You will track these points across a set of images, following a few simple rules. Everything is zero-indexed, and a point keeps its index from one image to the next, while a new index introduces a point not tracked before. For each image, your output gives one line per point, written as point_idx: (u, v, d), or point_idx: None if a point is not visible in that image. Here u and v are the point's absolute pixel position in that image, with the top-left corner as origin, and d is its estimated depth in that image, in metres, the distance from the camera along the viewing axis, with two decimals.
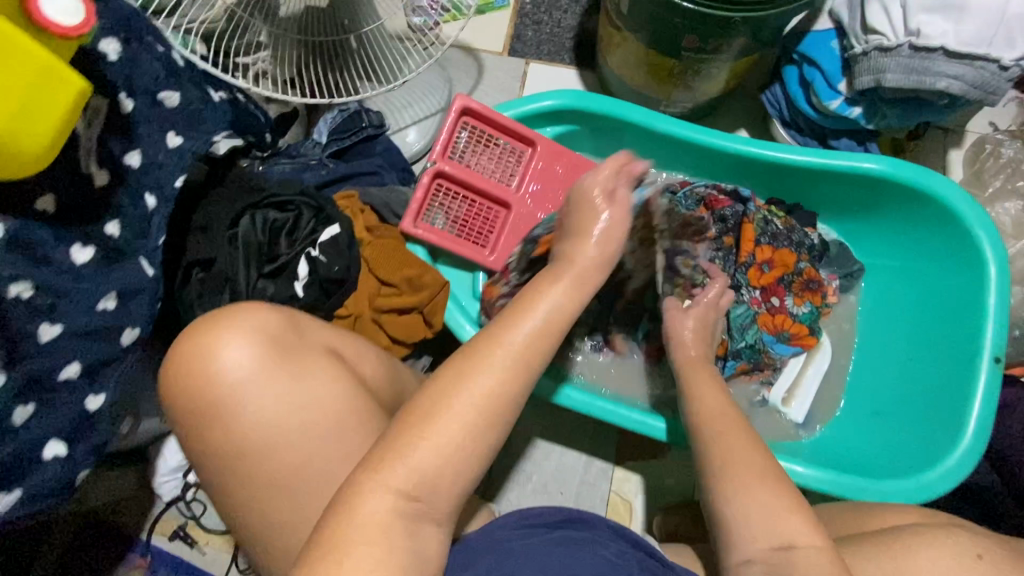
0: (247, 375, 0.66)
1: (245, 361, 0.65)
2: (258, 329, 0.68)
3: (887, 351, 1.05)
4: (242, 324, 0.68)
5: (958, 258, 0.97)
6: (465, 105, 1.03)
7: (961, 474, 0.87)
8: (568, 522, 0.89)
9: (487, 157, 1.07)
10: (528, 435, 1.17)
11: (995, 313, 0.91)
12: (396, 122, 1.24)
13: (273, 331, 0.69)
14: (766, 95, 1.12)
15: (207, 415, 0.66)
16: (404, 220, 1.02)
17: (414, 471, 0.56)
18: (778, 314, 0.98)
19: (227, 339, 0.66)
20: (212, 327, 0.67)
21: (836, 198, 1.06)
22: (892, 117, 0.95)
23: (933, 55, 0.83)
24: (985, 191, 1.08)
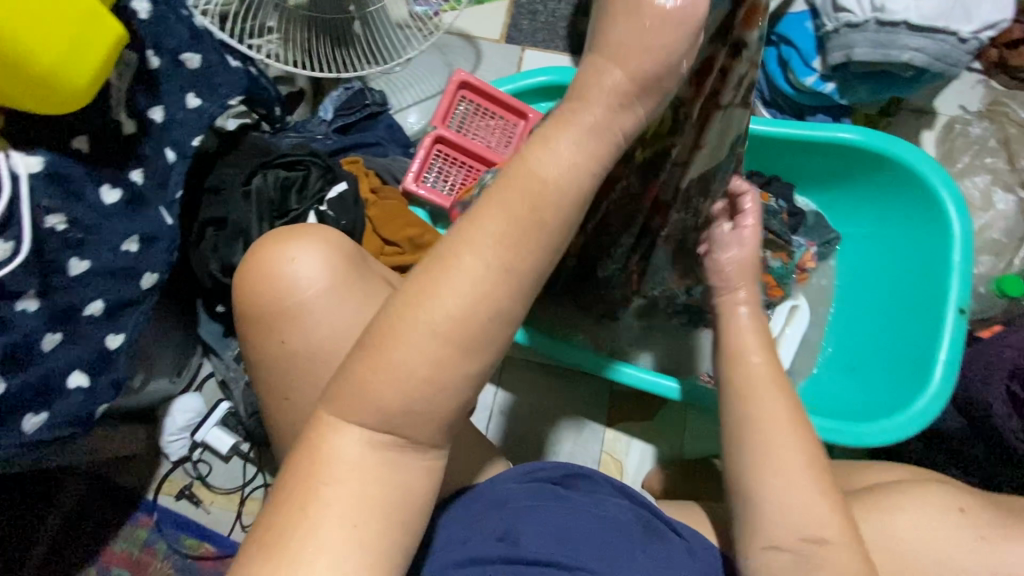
0: (315, 286, 0.69)
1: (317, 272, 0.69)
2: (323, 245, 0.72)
3: (862, 314, 1.05)
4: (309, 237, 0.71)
5: (926, 219, 0.98)
6: (463, 77, 1.04)
7: (925, 421, 0.84)
8: (572, 478, 0.79)
9: (485, 129, 1.07)
10: (525, 400, 1.19)
11: (960, 264, 0.92)
12: (398, 102, 1.33)
13: (339, 248, 0.72)
14: (748, 77, 1.23)
15: (281, 322, 0.69)
16: (405, 179, 1.01)
17: (407, 390, 0.46)
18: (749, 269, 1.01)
19: (300, 252, 0.70)
20: (281, 238, 0.71)
21: (810, 169, 1.09)
22: (861, 90, 1.05)
23: (897, 29, 0.93)
24: (955, 165, 1.24)
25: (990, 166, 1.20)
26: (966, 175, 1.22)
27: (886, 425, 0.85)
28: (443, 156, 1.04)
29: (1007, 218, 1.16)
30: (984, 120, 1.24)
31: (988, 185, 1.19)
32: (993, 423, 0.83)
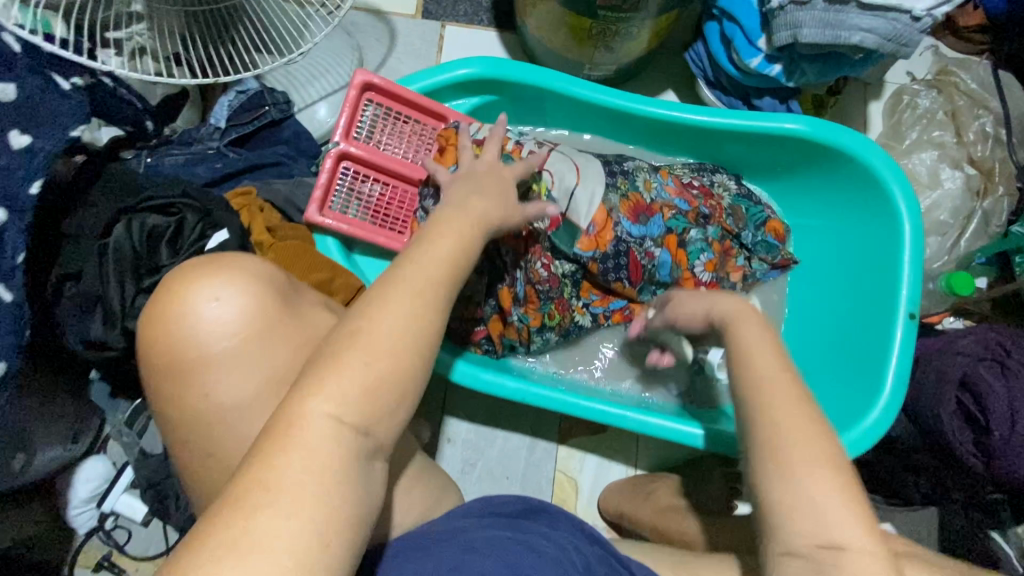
0: (228, 334, 0.58)
1: (230, 314, 0.58)
2: (256, 274, 0.62)
3: (812, 313, 1.01)
4: (237, 266, 0.61)
5: (875, 214, 0.93)
6: (367, 80, 0.89)
7: (872, 436, 0.83)
8: (531, 513, 0.74)
9: (397, 137, 0.94)
10: (473, 424, 1.12)
11: (910, 266, 0.88)
12: (301, 98, 1.13)
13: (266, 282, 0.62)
14: (690, 53, 1.12)
15: (181, 371, 0.57)
16: (308, 208, 0.86)
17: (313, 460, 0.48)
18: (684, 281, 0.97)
19: (213, 288, 0.58)
20: (193, 273, 0.59)
21: (758, 158, 1.02)
22: (810, 73, 0.96)
23: (847, 8, 0.84)
24: (903, 142, 1.18)
25: (937, 141, 1.16)
26: (913, 150, 1.17)
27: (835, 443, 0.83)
28: (353, 175, 0.91)
29: (954, 197, 1.12)
30: (933, 89, 1.18)
31: (935, 161, 1.15)
32: (945, 438, 0.81)
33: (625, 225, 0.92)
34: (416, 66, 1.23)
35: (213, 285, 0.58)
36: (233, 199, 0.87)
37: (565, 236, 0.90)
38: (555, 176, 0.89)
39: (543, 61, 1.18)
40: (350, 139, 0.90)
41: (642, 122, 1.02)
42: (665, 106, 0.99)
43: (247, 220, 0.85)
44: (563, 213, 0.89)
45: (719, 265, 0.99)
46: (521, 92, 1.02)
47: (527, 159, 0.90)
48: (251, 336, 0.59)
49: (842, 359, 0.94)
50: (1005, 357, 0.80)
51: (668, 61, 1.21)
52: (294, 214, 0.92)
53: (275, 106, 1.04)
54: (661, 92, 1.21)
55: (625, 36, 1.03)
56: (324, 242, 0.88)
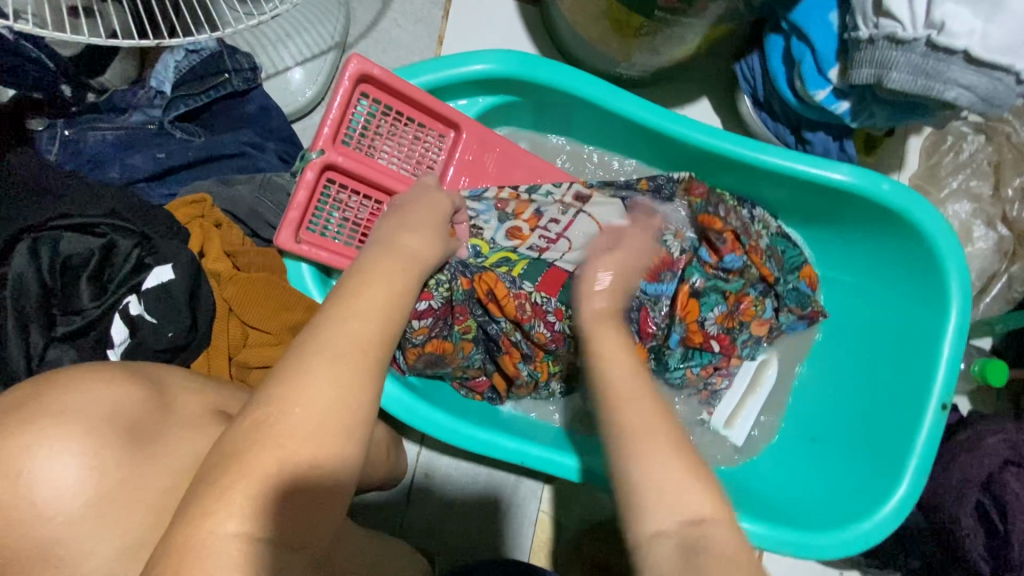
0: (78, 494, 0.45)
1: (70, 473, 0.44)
2: (107, 408, 0.48)
3: (830, 377, 0.93)
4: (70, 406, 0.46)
5: (920, 285, 0.85)
6: (363, 70, 0.72)
7: (886, 529, 0.78)
8: None
9: (396, 143, 0.78)
10: (454, 457, 1.02)
11: (950, 353, 0.81)
12: (272, 64, 0.93)
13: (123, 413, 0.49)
14: (742, 65, 0.98)
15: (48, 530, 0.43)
16: (280, 232, 0.69)
17: None
18: (699, 334, 0.86)
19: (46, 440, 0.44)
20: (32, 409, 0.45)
21: (799, 201, 0.90)
22: (879, 116, 0.83)
23: (951, 58, 0.70)
24: (941, 190, 1.09)
25: (974, 193, 1.07)
26: (948, 200, 1.09)
27: (845, 535, 0.78)
28: (337, 189, 0.74)
29: (983, 257, 1.06)
30: (981, 134, 1.08)
31: (969, 215, 1.07)
32: (959, 538, 0.79)
33: (642, 286, 0.80)
34: (415, 31, 1.01)
35: (38, 436, 0.44)
36: (181, 208, 0.69)
37: (570, 294, 0.79)
38: (572, 242, 0.81)
39: (570, 47, 0.99)
40: (336, 145, 0.73)
41: (677, 147, 0.88)
42: (711, 133, 0.84)
43: (199, 240, 0.68)
44: (571, 271, 0.80)
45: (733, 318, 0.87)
46: (547, 95, 0.85)
47: (545, 228, 0.81)
48: (102, 494, 0.46)
49: (858, 434, 0.87)
50: None
51: (709, 65, 1.06)
52: (260, 229, 0.74)
53: (236, 74, 0.82)
54: (697, 100, 1.06)
55: (676, 40, 0.86)
56: (295, 268, 0.71)
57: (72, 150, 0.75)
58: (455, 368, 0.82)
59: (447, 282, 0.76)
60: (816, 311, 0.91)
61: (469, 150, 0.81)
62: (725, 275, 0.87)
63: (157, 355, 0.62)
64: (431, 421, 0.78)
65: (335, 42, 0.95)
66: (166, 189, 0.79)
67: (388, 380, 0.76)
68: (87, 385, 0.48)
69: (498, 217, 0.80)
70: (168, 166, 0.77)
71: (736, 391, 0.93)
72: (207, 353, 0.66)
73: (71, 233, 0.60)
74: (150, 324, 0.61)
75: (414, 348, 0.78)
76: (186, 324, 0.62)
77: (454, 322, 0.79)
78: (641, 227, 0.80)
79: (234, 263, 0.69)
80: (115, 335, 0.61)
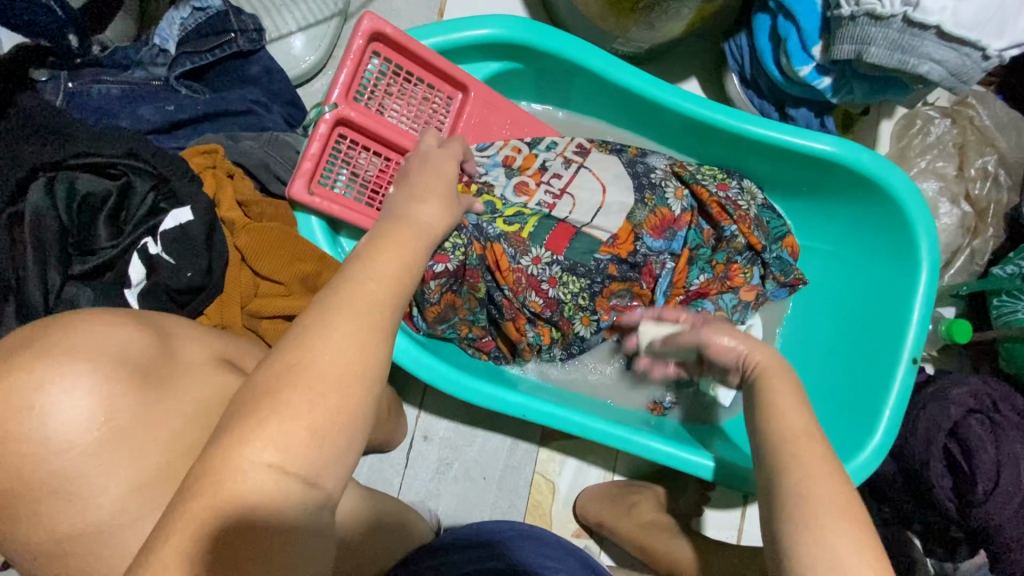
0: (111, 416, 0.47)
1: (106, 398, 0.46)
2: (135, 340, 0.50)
3: (809, 339, 0.99)
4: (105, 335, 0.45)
5: (894, 251, 0.91)
6: (376, 27, 0.73)
7: (864, 473, 0.83)
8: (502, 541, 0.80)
9: (405, 102, 0.80)
10: (453, 422, 1.04)
11: (922, 312, 0.87)
12: (275, 28, 0.94)
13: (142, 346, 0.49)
14: (729, 44, 1.03)
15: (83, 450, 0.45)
16: (294, 182, 0.70)
17: None
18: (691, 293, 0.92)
19: (76, 363, 0.46)
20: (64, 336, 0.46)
21: (782, 173, 0.96)
22: (858, 91, 0.89)
23: (925, 34, 0.76)
24: (911, 169, 1.16)
25: (940, 172, 1.15)
26: (917, 179, 1.15)
27: None
28: (348, 145, 0.76)
29: (948, 232, 1.13)
30: (947, 118, 1.16)
31: (935, 193, 1.14)
32: (928, 483, 0.84)
33: (648, 241, 0.87)
34: (414, 2, 1.03)
35: (65, 361, 0.45)
36: (193, 157, 0.69)
37: (585, 249, 0.85)
38: (577, 199, 0.86)
39: (567, 24, 1.03)
40: (349, 100, 0.74)
41: (670, 118, 0.92)
42: (703, 104, 0.88)
43: (212, 189, 0.68)
44: (581, 225, 0.85)
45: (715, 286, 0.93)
46: (549, 63, 0.88)
47: (549, 183, 0.86)
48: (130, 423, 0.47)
49: (836, 390, 0.93)
50: (992, 411, 0.84)
51: (698, 46, 1.11)
52: (268, 183, 0.75)
53: (242, 34, 0.83)
54: (687, 79, 1.11)
55: (671, 15, 0.90)
56: (306, 222, 0.73)
57: (79, 102, 0.74)
58: (461, 338, 0.89)
59: (461, 249, 0.81)
60: (799, 278, 0.96)
61: (475, 112, 0.84)
62: (717, 245, 0.92)
63: (176, 296, 0.62)
64: (434, 374, 0.80)
65: (337, 10, 0.96)
66: (175, 144, 0.78)
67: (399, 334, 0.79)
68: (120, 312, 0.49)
69: (505, 172, 0.85)
70: (177, 119, 0.77)
71: (726, 352, 1.00)
72: (220, 301, 0.68)
73: (89, 174, 0.60)
74: (169, 264, 0.61)
75: (430, 308, 0.83)
76: (204, 266, 0.62)
77: (463, 284, 0.83)
78: (637, 187, 0.88)
79: (246, 213, 0.69)
80: (133, 275, 0.61)
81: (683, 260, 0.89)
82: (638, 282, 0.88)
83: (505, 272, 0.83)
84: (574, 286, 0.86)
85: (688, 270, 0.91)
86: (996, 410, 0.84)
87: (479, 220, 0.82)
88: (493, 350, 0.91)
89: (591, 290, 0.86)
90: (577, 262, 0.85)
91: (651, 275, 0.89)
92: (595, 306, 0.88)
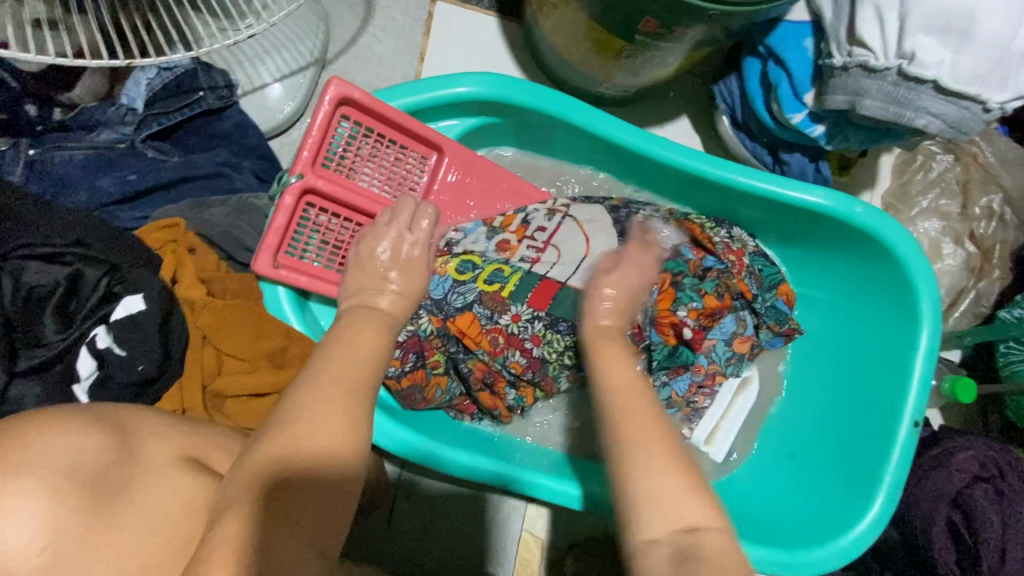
0: None
1: None
2: None
3: (805, 393, 0.95)
4: (39, 459, 0.41)
5: (893, 306, 0.87)
6: (343, 93, 0.72)
7: (863, 544, 0.79)
8: None
9: (377, 164, 0.79)
10: (437, 480, 0.98)
11: (922, 372, 0.83)
12: (249, 80, 0.91)
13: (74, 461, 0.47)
14: (719, 86, 1.00)
15: None
16: (258, 257, 0.69)
17: None
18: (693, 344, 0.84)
19: None
20: None
21: (775, 222, 0.92)
22: (853, 139, 0.85)
23: (921, 87, 0.72)
24: (912, 208, 1.12)
25: (943, 211, 1.10)
26: (918, 218, 1.11)
27: (824, 551, 0.79)
28: (316, 212, 0.74)
29: (951, 274, 1.09)
30: (949, 154, 1.11)
31: (938, 233, 1.10)
32: (931, 556, 0.80)
33: (633, 287, 0.84)
34: (397, 48, 1.01)
35: None
36: (154, 233, 0.68)
37: (569, 305, 0.79)
38: (560, 251, 0.81)
39: (552, 66, 0.99)
40: (316, 167, 0.73)
41: (657, 168, 0.88)
42: (690, 155, 0.85)
43: (172, 266, 0.67)
44: (564, 281, 0.79)
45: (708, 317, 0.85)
46: (528, 116, 0.85)
47: (532, 238, 0.81)
48: None
49: (835, 450, 0.89)
50: (998, 479, 0.80)
51: (689, 85, 1.07)
52: (236, 254, 0.73)
53: (212, 91, 0.80)
54: (678, 119, 1.07)
55: (656, 62, 0.86)
56: (272, 292, 0.71)
57: (39, 170, 0.72)
58: (438, 403, 0.85)
59: (414, 320, 0.80)
60: (794, 328, 0.92)
61: (450, 171, 0.81)
62: (704, 276, 0.86)
63: (127, 391, 0.60)
64: (406, 443, 0.78)
65: (314, 59, 0.93)
66: (140, 212, 0.76)
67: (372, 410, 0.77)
68: (67, 420, 0.45)
69: (486, 234, 0.81)
70: (138, 188, 0.75)
71: (716, 412, 0.93)
72: (179, 384, 0.65)
73: (37, 263, 0.59)
74: (119, 357, 0.60)
75: (402, 378, 0.81)
76: (158, 355, 0.61)
77: (425, 357, 0.81)
78: (619, 232, 0.83)
79: (208, 289, 0.68)
80: (81, 368, 0.59)
81: (663, 289, 0.84)
82: (627, 341, 0.83)
83: (472, 338, 0.78)
84: (558, 345, 0.80)
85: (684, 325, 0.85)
86: (1003, 478, 0.80)
87: (456, 280, 0.79)
88: (474, 412, 0.88)
89: (576, 348, 0.80)
90: (558, 319, 0.79)
91: (638, 328, 0.84)
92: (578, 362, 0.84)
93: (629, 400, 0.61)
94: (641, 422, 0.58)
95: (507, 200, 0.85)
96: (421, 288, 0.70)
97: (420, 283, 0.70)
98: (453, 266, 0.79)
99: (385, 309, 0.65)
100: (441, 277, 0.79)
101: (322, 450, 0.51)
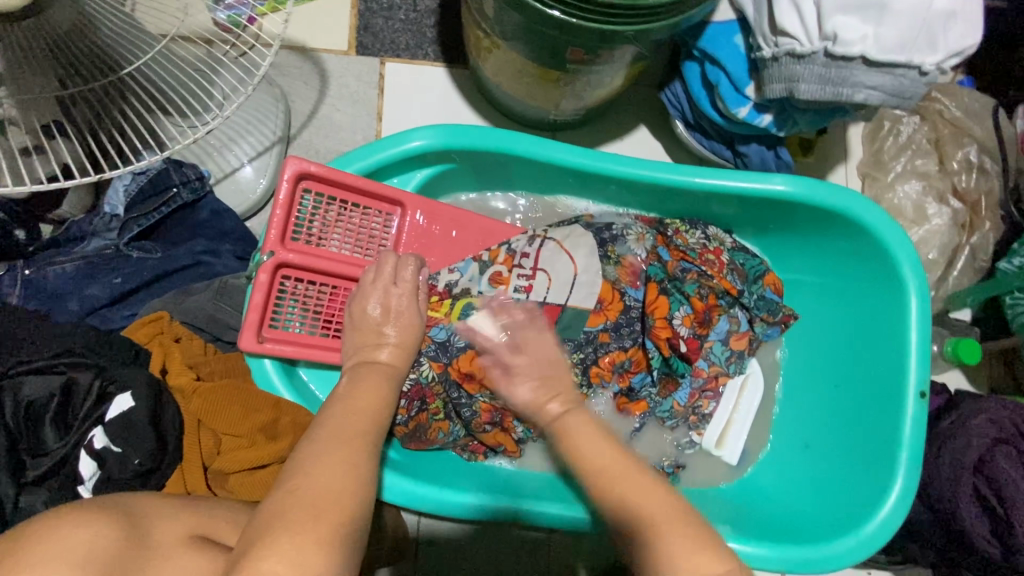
0: None
1: None
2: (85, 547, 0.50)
3: (810, 379, 0.93)
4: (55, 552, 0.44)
5: (880, 280, 0.86)
6: (302, 169, 0.77)
7: (891, 529, 0.77)
8: None
9: (344, 229, 0.82)
10: (454, 525, 0.97)
11: (918, 342, 0.82)
12: (220, 168, 0.97)
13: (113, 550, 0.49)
14: (666, 93, 1.01)
15: None
16: (244, 336, 0.74)
17: None
18: (693, 340, 0.83)
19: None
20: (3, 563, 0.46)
21: (746, 216, 0.92)
22: (803, 122, 0.86)
23: (851, 64, 0.73)
24: (888, 174, 1.10)
25: (921, 171, 1.08)
26: (896, 183, 1.09)
27: (851, 540, 0.77)
28: (292, 283, 0.78)
29: (942, 233, 1.06)
30: (915, 115, 1.09)
31: (920, 194, 1.07)
32: (961, 526, 0.78)
33: (631, 293, 0.84)
34: (354, 112, 1.06)
35: None
36: (141, 329, 0.73)
37: (569, 325, 0.81)
38: (551, 275, 0.82)
39: (502, 101, 1.03)
40: (285, 243, 0.77)
41: (617, 184, 0.90)
42: (648, 167, 0.86)
43: (160, 359, 0.71)
44: (564, 303, 0.81)
45: (699, 321, 0.84)
46: (484, 158, 0.88)
47: (520, 265, 0.83)
48: None
49: (848, 435, 0.87)
50: (1018, 438, 0.78)
51: (639, 95, 1.10)
52: (221, 334, 0.78)
53: (184, 186, 0.85)
54: (635, 128, 1.09)
55: (595, 85, 0.89)
56: (260, 366, 0.76)
57: (34, 287, 0.78)
58: (442, 444, 0.86)
59: (414, 368, 0.81)
60: (787, 314, 0.91)
61: (414, 223, 0.84)
62: (683, 278, 0.86)
63: (127, 484, 0.64)
64: (414, 495, 0.79)
65: (277, 137, 0.99)
66: (130, 309, 0.81)
67: (390, 475, 0.78)
68: (74, 517, 0.48)
69: (479, 270, 0.83)
70: (125, 290, 0.81)
71: (723, 413, 0.92)
72: (181, 470, 0.67)
73: (35, 376, 0.65)
74: (116, 454, 0.63)
75: (404, 426, 0.84)
76: (150, 448, 0.64)
77: (428, 404, 0.82)
78: (598, 242, 0.85)
79: (195, 374, 0.72)
80: (84, 470, 0.64)
81: (652, 294, 0.83)
82: (637, 346, 0.84)
83: (467, 383, 0.79)
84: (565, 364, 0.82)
85: (692, 337, 0.83)
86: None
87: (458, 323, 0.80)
88: (487, 451, 0.88)
89: (583, 364, 0.82)
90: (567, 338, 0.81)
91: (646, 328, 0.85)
92: (587, 379, 0.83)
93: (608, 473, 0.60)
94: (633, 484, 0.58)
95: (480, 239, 0.87)
96: (416, 336, 0.75)
97: (412, 330, 0.74)
98: (457, 311, 0.81)
99: (382, 362, 0.71)
100: (443, 323, 0.80)
101: (321, 498, 0.53)
